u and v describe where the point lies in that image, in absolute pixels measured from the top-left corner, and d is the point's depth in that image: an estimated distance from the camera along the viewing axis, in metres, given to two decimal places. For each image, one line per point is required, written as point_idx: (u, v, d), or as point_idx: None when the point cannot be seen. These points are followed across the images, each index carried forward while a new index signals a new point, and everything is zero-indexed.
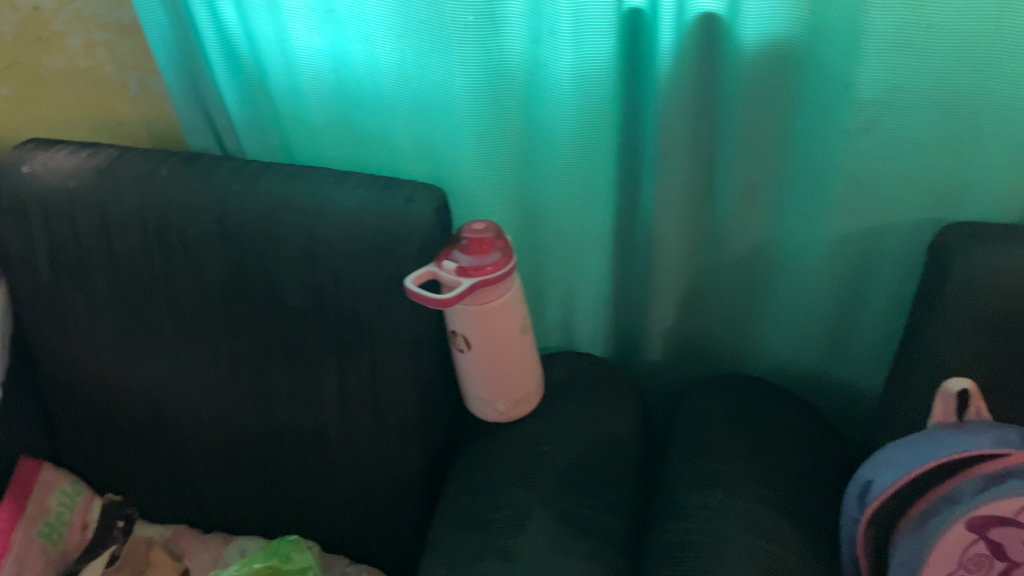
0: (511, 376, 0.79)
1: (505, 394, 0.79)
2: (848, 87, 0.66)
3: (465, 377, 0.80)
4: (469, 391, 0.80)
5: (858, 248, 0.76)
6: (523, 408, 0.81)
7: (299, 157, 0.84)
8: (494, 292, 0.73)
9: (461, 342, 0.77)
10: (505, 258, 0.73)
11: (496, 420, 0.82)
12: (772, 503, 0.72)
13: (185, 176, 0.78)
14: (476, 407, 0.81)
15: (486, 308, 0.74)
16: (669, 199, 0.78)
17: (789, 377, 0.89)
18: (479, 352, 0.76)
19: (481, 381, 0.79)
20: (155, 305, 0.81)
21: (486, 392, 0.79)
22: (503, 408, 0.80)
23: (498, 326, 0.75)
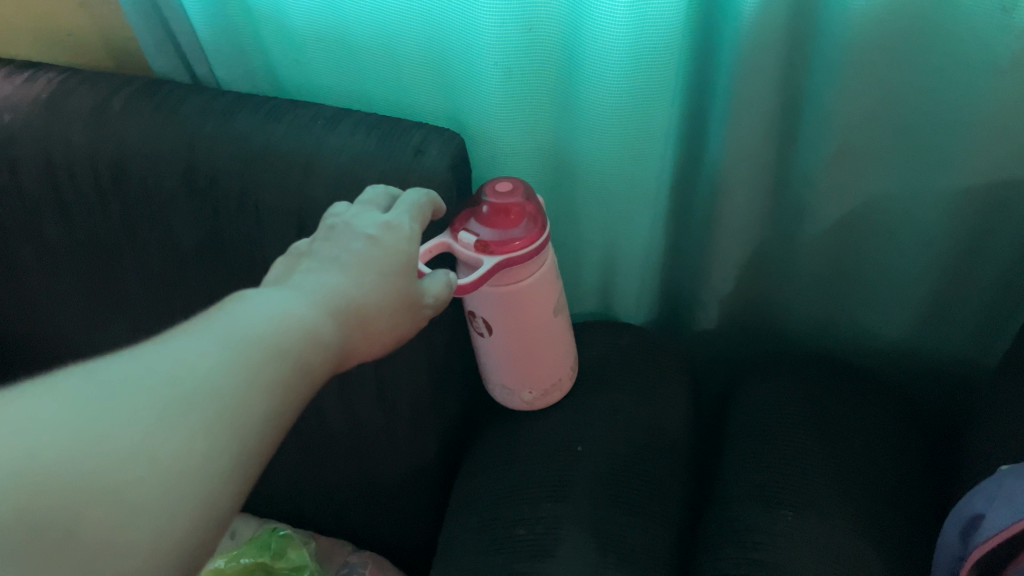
0: (541, 364, 0.66)
1: (534, 383, 0.67)
2: (1004, 12, 0.49)
3: (487, 363, 0.67)
4: (491, 378, 0.68)
5: (982, 207, 0.61)
6: (554, 397, 0.69)
7: (286, 87, 0.68)
8: (522, 272, 0.59)
9: (482, 326, 0.63)
10: (534, 229, 0.58)
11: (525, 408, 0.69)
12: (852, 528, 0.60)
13: (144, 113, 0.64)
14: (500, 394, 0.69)
15: (511, 291, 0.60)
16: (749, 151, 0.62)
17: (871, 349, 0.75)
18: (504, 339, 0.63)
19: (506, 369, 0.66)
20: (120, 268, 0.68)
21: (513, 381, 0.67)
22: (532, 397, 0.68)
23: (527, 310, 0.62)
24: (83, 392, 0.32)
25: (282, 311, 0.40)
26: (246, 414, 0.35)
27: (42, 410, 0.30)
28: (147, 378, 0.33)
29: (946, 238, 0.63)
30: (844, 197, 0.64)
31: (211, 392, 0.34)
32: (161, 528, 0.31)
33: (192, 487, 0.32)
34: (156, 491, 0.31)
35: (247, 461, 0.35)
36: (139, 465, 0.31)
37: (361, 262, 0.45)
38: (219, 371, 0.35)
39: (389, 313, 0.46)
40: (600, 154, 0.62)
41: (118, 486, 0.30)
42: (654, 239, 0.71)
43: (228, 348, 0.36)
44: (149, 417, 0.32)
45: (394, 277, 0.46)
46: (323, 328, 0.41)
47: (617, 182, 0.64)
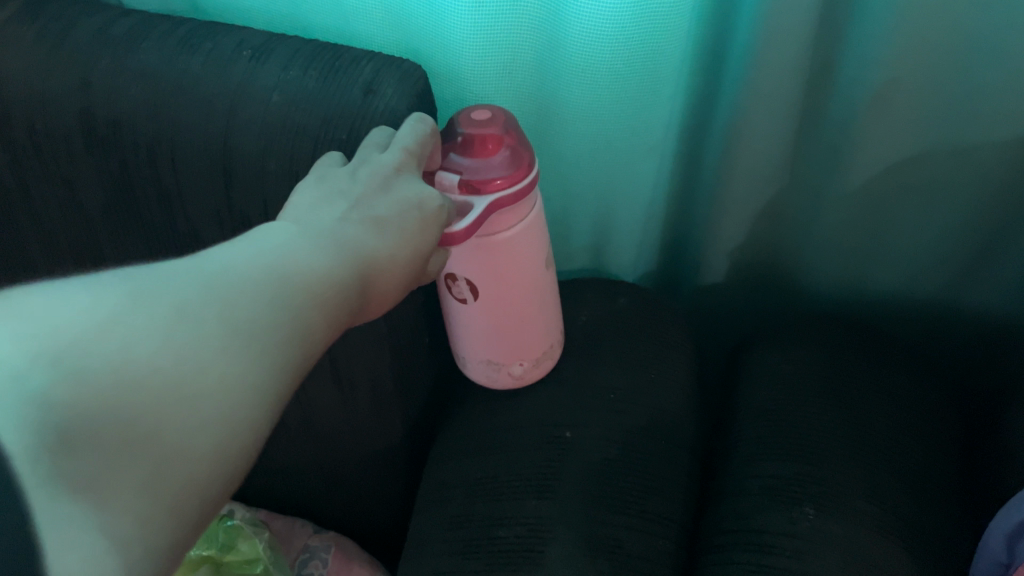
0: (532, 332, 0.56)
1: (525, 353, 0.57)
2: None
3: (469, 340, 0.57)
4: (473, 356, 0.58)
5: None
6: (545, 367, 0.60)
7: (206, 9, 0.56)
8: (511, 217, 0.49)
9: (469, 292, 0.53)
10: (522, 156, 0.47)
11: (513, 386, 0.61)
12: (883, 526, 0.52)
13: (27, 37, 0.51)
14: (485, 373, 0.59)
15: (501, 241, 0.49)
16: (772, 84, 0.51)
17: (896, 311, 0.67)
18: (493, 305, 0.53)
19: (493, 341, 0.56)
20: (14, 233, 0.57)
21: (501, 355, 0.57)
22: (524, 368, 0.59)
23: (519, 261, 0.51)
24: (150, 291, 0.28)
25: (326, 259, 0.33)
26: (301, 346, 0.31)
27: (111, 304, 0.27)
28: (215, 287, 0.29)
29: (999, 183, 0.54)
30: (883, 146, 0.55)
31: (274, 312, 0.30)
32: (221, 441, 0.27)
33: (247, 409, 0.28)
34: (222, 402, 0.27)
35: (299, 393, 0.31)
36: (206, 373, 0.27)
37: (404, 237, 0.38)
38: (276, 296, 0.30)
39: (390, 294, 0.38)
40: (593, 86, 0.51)
41: (191, 394, 0.26)
42: (654, 187, 0.60)
43: (280, 283, 0.31)
44: (222, 326, 0.28)
45: (424, 248, 0.39)
46: (352, 300, 0.34)
47: (610, 117, 0.54)
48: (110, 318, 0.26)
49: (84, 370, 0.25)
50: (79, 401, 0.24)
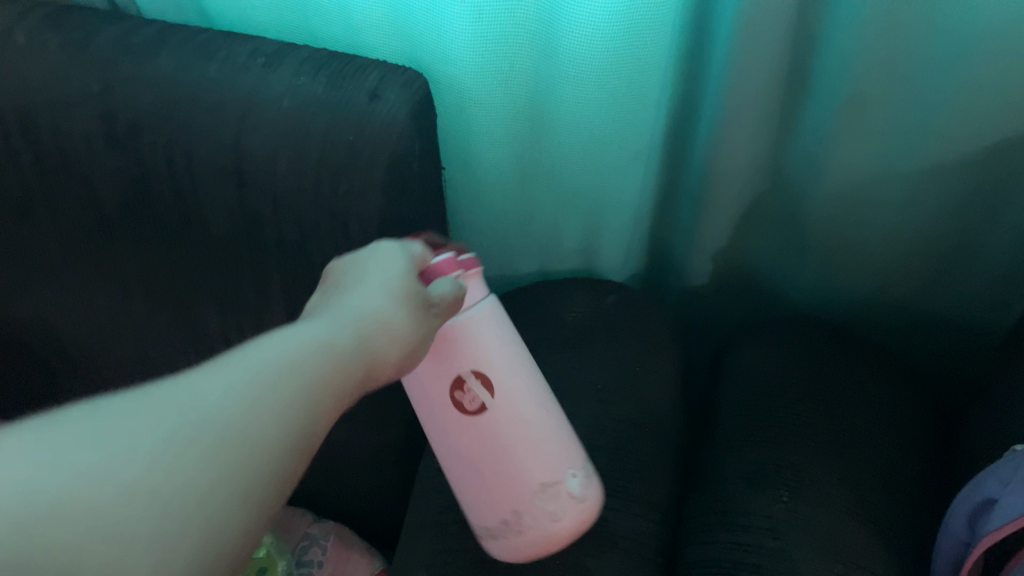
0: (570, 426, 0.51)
1: (574, 454, 0.49)
2: None
3: (513, 465, 0.47)
4: (525, 486, 0.47)
5: (1007, 163, 0.54)
6: (598, 492, 0.50)
7: (219, 20, 0.59)
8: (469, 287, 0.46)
9: (484, 390, 0.46)
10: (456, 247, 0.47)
11: (577, 527, 0.49)
12: (854, 511, 0.55)
13: (52, 45, 0.55)
14: (540, 511, 0.48)
15: (489, 316, 0.47)
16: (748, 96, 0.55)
17: (872, 319, 0.70)
18: (514, 405, 0.47)
19: (539, 455, 0.47)
20: (30, 231, 0.60)
21: (551, 469, 0.47)
22: (582, 481, 0.49)
23: (512, 338, 0.48)
24: (101, 424, 0.26)
25: (309, 340, 0.32)
26: (287, 437, 0.29)
27: (66, 428, 0.25)
28: (172, 408, 0.27)
29: (963, 195, 0.58)
30: (854, 164, 0.58)
31: (243, 417, 0.28)
32: (198, 557, 0.25)
33: (220, 517, 0.26)
34: (190, 517, 0.25)
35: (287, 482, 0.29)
36: (169, 489, 0.25)
37: (393, 278, 0.39)
38: (245, 396, 0.29)
39: (399, 342, 0.37)
40: (582, 96, 0.55)
41: (152, 516, 0.25)
42: (641, 192, 0.64)
43: (251, 381, 0.29)
44: (186, 433, 0.27)
45: (412, 277, 0.40)
46: (350, 364, 0.33)
47: (597, 125, 0.57)
48: (69, 440, 0.25)
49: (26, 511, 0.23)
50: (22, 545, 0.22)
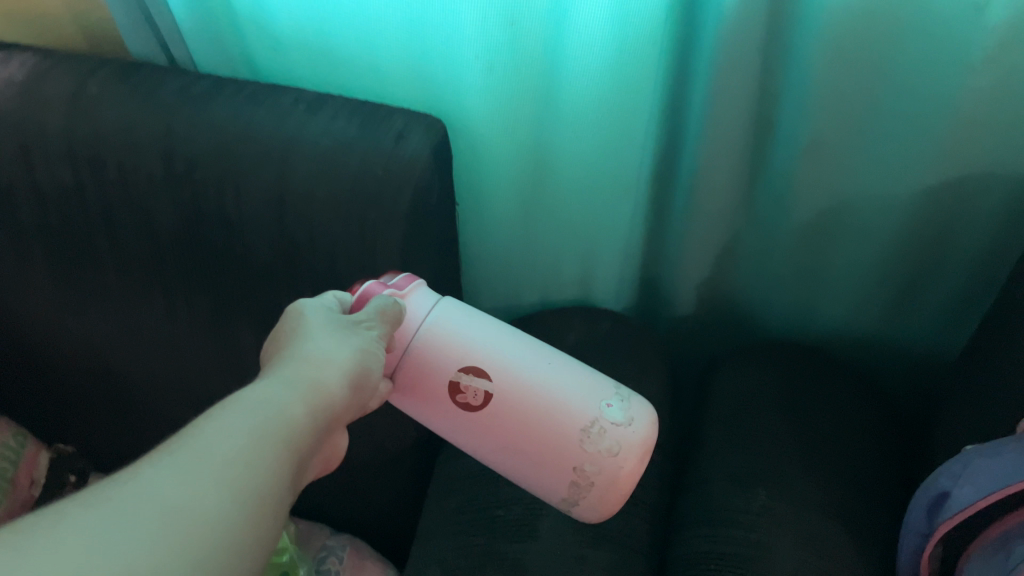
0: (583, 367, 0.53)
1: (595, 388, 0.52)
2: (980, 11, 0.50)
3: (548, 426, 0.50)
4: (571, 438, 0.50)
5: (951, 198, 0.63)
6: (644, 410, 0.53)
7: (264, 74, 0.68)
8: (418, 302, 0.52)
9: (479, 377, 0.50)
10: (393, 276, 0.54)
11: (639, 452, 0.51)
12: (827, 509, 0.61)
13: (120, 95, 0.63)
14: (595, 453, 0.50)
15: (451, 321, 0.51)
16: (725, 143, 0.63)
17: (843, 345, 0.77)
18: (515, 377, 0.50)
19: (561, 406, 0.50)
20: (94, 252, 0.68)
21: (579, 411, 0.50)
22: (616, 405, 0.51)
23: (482, 325, 0.52)
24: (127, 501, 0.30)
25: (260, 400, 0.38)
26: (279, 479, 0.35)
27: (95, 492, 0.30)
28: (176, 479, 0.31)
29: (915, 227, 0.66)
30: (818, 199, 0.67)
31: (246, 477, 0.33)
32: (237, 553, 0.31)
33: (241, 519, 0.32)
34: (223, 522, 0.31)
35: (283, 489, 0.35)
36: (199, 505, 0.31)
37: (316, 325, 0.45)
38: (234, 458, 0.34)
39: (342, 363, 0.43)
40: (579, 141, 0.63)
41: (197, 526, 0.30)
42: (631, 228, 0.72)
43: (231, 444, 0.34)
44: (192, 469, 0.32)
45: (335, 319, 0.46)
46: (302, 402, 0.39)
47: (592, 168, 0.66)
48: (102, 495, 0.30)
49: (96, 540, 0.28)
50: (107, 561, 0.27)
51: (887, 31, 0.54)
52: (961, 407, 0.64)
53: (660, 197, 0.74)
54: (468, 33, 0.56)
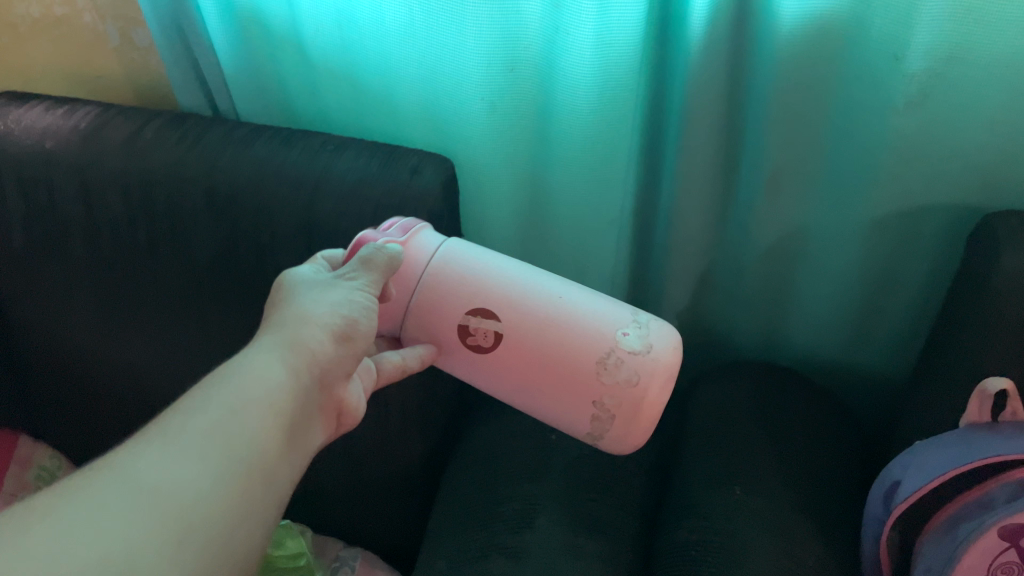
0: (598, 297, 0.57)
1: (613, 318, 0.55)
2: (898, 59, 0.59)
3: (565, 361, 0.54)
4: (588, 371, 0.54)
5: (897, 231, 0.71)
6: (665, 335, 0.56)
7: (299, 115, 0.80)
8: (425, 246, 0.57)
9: (488, 320, 0.55)
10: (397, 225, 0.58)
11: (662, 376, 0.54)
12: (797, 508, 0.67)
13: (173, 140, 0.73)
14: (613, 383, 0.54)
15: (462, 263, 0.56)
16: (697, 178, 0.73)
17: (813, 365, 0.85)
18: (526, 315, 0.55)
19: (576, 339, 0.54)
20: (139, 282, 0.76)
21: (595, 344, 0.54)
22: (634, 333, 0.55)
23: (489, 263, 0.57)
24: (82, 494, 0.35)
25: (221, 384, 0.42)
26: (244, 453, 0.40)
27: (90, 468, 0.37)
28: (128, 472, 0.36)
29: (869, 261, 0.74)
30: (780, 231, 0.76)
31: (194, 464, 0.38)
32: (208, 517, 0.37)
33: (212, 491, 0.38)
34: (196, 492, 0.37)
35: (258, 463, 0.41)
36: (175, 476, 0.37)
37: (299, 290, 0.50)
38: (184, 448, 0.39)
39: (316, 321, 0.47)
40: (569, 176, 0.73)
41: (174, 495, 0.36)
42: (618, 258, 0.81)
43: (183, 436, 0.39)
44: (175, 446, 0.38)
45: (321, 282, 0.51)
46: (265, 376, 0.44)
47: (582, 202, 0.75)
48: (95, 472, 0.36)
49: (85, 508, 0.34)
50: (91, 525, 0.34)
51: (826, 79, 0.64)
52: (915, 415, 0.71)
53: (644, 231, 0.83)
54: (474, 74, 0.66)
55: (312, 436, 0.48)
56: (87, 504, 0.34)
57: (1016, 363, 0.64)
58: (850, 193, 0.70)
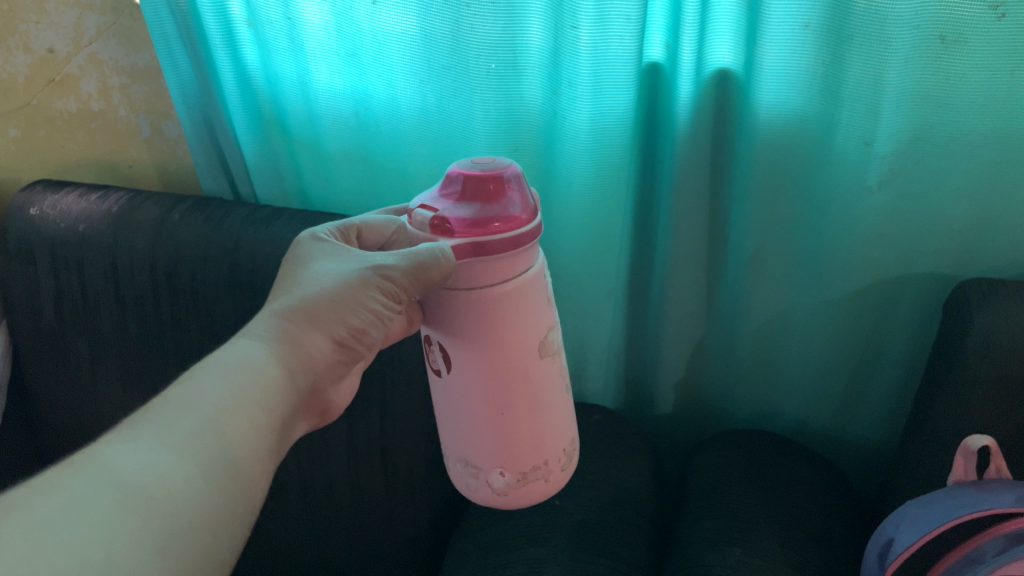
0: (535, 431, 0.57)
1: (510, 460, 0.58)
2: (869, 143, 0.64)
3: (451, 431, 0.59)
4: (458, 454, 0.60)
5: (879, 300, 0.75)
6: (534, 491, 0.60)
7: (312, 201, 0.87)
8: (509, 267, 0.51)
9: (441, 359, 0.56)
10: (510, 190, 0.52)
11: (495, 505, 0.60)
12: (797, 564, 0.68)
13: (197, 221, 0.78)
14: (466, 475, 0.60)
15: (509, 312, 0.52)
16: (686, 251, 0.78)
17: (807, 433, 0.88)
18: (488, 394, 0.55)
19: (468, 442, 0.58)
20: (161, 357, 0.79)
21: (476, 456, 0.58)
22: (507, 480, 0.58)
23: (520, 323, 0.53)
24: (57, 498, 0.35)
25: (205, 386, 0.43)
26: (227, 457, 0.40)
27: (66, 471, 0.37)
28: (105, 474, 0.36)
29: (853, 329, 0.77)
30: (768, 303, 0.80)
31: (180, 464, 0.38)
32: (190, 519, 0.37)
33: (193, 493, 0.38)
34: (178, 494, 0.37)
35: (242, 469, 0.41)
36: (157, 481, 0.37)
37: (325, 278, 0.52)
38: (166, 448, 0.39)
39: (324, 331, 0.51)
40: (571, 251, 0.77)
41: (154, 498, 0.36)
42: (616, 329, 0.85)
43: (166, 438, 0.39)
44: (155, 451, 0.38)
45: (352, 273, 0.53)
46: (252, 379, 0.45)
47: (583, 275, 0.79)
48: (71, 476, 0.36)
49: (62, 513, 0.34)
50: (70, 530, 0.33)
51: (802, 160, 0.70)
52: (909, 475, 0.73)
53: (640, 304, 0.88)
54: (482, 147, 0.73)
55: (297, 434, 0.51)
56: (65, 510, 0.34)
57: (997, 421, 0.66)
58: (833, 267, 0.73)
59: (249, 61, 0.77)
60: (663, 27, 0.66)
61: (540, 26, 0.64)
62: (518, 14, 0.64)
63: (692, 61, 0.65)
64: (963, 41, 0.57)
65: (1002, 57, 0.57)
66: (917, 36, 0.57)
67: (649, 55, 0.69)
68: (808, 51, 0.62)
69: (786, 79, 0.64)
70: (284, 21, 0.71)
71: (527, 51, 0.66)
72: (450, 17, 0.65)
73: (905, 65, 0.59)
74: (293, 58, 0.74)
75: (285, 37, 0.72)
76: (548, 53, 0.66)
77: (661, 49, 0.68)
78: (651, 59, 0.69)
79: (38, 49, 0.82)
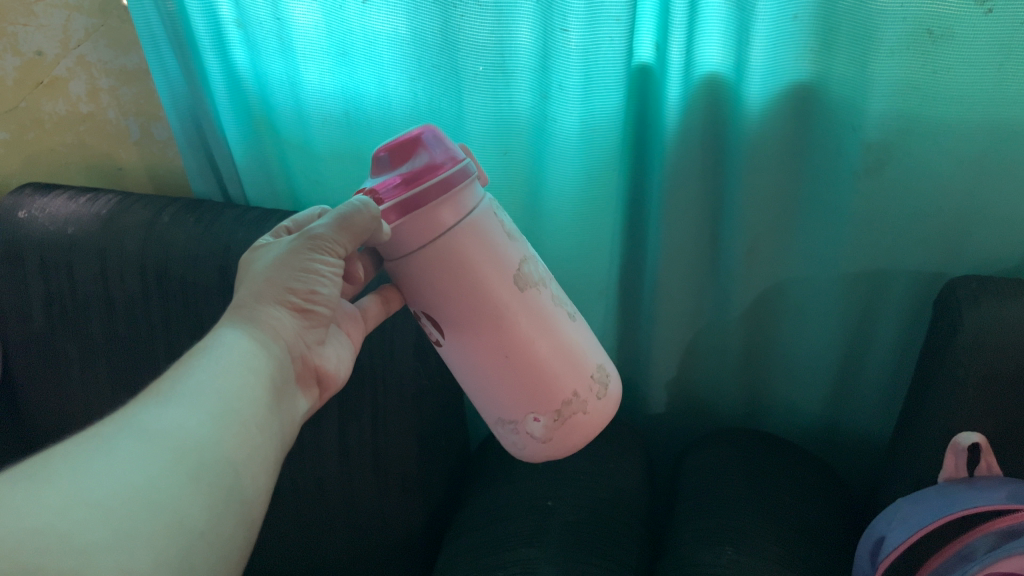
0: (550, 369, 0.58)
1: (537, 405, 0.59)
2: (856, 128, 0.64)
3: (478, 397, 0.61)
4: (492, 416, 0.62)
5: (865, 290, 0.75)
6: (577, 426, 0.60)
7: (302, 203, 0.87)
8: (452, 212, 0.53)
9: (434, 327, 0.59)
10: (431, 140, 0.54)
11: (547, 453, 0.62)
12: (789, 564, 0.68)
13: (187, 224, 0.78)
14: (508, 435, 0.62)
15: (467, 251, 0.54)
16: (677, 250, 0.77)
17: (797, 426, 0.89)
18: (479, 345, 0.57)
19: (494, 400, 0.60)
20: (153, 359, 0.79)
21: (505, 411, 0.60)
22: (542, 424, 0.59)
23: (484, 261, 0.54)
24: (89, 444, 0.39)
25: (197, 359, 0.47)
26: (235, 423, 0.44)
27: (90, 438, 0.39)
28: (132, 436, 0.40)
29: (842, 320, 0.77)
30: (757, 299, 0.80)
31: (197, 429, 0.42)
32: (214, 475, 0.41)
33: (212, 452, 0.41)
34: (198, 452, 0.41)
35: (252, 434, 0.45)
36: (177, 441, 0.40)
37: (267, 259, 0.56)
38: (183, 415, 0.42)
39: (277, 300, 0.54)
40: (562, 250, 0.77)
41: (180, 455, 0.40)
42: (607, 329, 0.85)
43: (174, 397, 0.43)
44: (170, 417, 0.42)
45: (288, 246, 0.56)
46: (233, 354, 0.49)
47: (574, 274, 0.79)
48: (98, 441, 0.39)
49: (102, 470, 0.37)
50: (111, 484, 0.36)
51: (791, 157, 0.70)
52: (899, 472, 0.73)
53: (630, 303, 0.88)
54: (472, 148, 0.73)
55: (300, 402, 0.54)
56: (106, 468, 0.37)
57: (986, 419, 0.66)
58: (824, 249, 0.73)
59: (237, 61, 0.76)
60: (651, 29, 0.66)
61: (529, 29, 0.64)
62: (507, 16, 0.64)
63: (680, 63, 0.65)
64: (952, 35, 0.57)
65: (988, 50, 0.57)
66: (905, 29, 0.57)
67: (638, 56, 0.69)
68: (798, 43, 0.61)
69: (775, 71, 0.63)
70: (273, 22, 0.71)
71: (515, 55, 0.66)
72: (440, 18, 0.65)
73: (893, 57, 0.59)
74: (283, 58, 0.73)
75: (274, 37, 0.72)
76: (536, 57, 0.66)
77: (651, 50, 0.68)
78: (640, 60, 0.69)
79: (26, 52, 0.81)
